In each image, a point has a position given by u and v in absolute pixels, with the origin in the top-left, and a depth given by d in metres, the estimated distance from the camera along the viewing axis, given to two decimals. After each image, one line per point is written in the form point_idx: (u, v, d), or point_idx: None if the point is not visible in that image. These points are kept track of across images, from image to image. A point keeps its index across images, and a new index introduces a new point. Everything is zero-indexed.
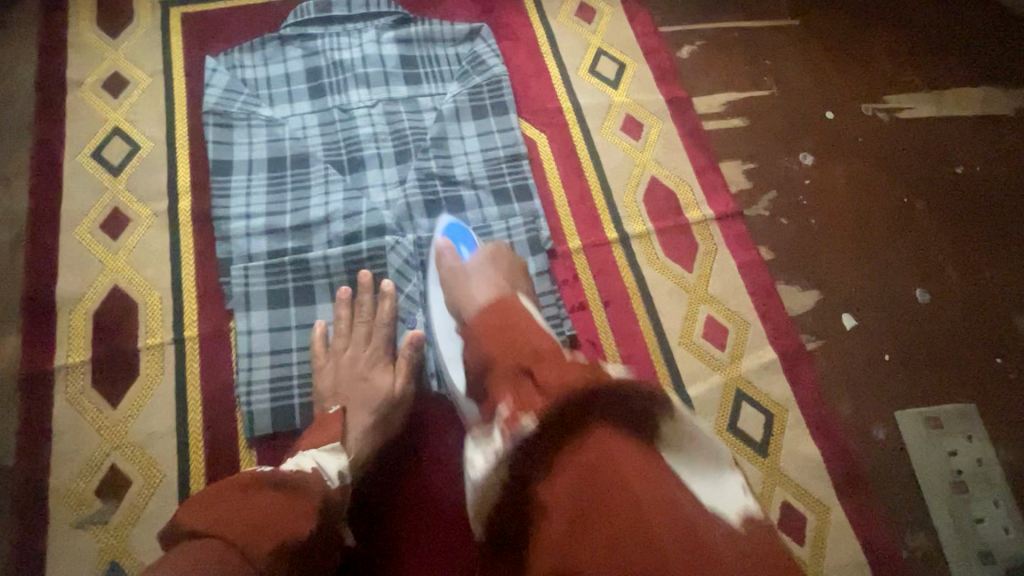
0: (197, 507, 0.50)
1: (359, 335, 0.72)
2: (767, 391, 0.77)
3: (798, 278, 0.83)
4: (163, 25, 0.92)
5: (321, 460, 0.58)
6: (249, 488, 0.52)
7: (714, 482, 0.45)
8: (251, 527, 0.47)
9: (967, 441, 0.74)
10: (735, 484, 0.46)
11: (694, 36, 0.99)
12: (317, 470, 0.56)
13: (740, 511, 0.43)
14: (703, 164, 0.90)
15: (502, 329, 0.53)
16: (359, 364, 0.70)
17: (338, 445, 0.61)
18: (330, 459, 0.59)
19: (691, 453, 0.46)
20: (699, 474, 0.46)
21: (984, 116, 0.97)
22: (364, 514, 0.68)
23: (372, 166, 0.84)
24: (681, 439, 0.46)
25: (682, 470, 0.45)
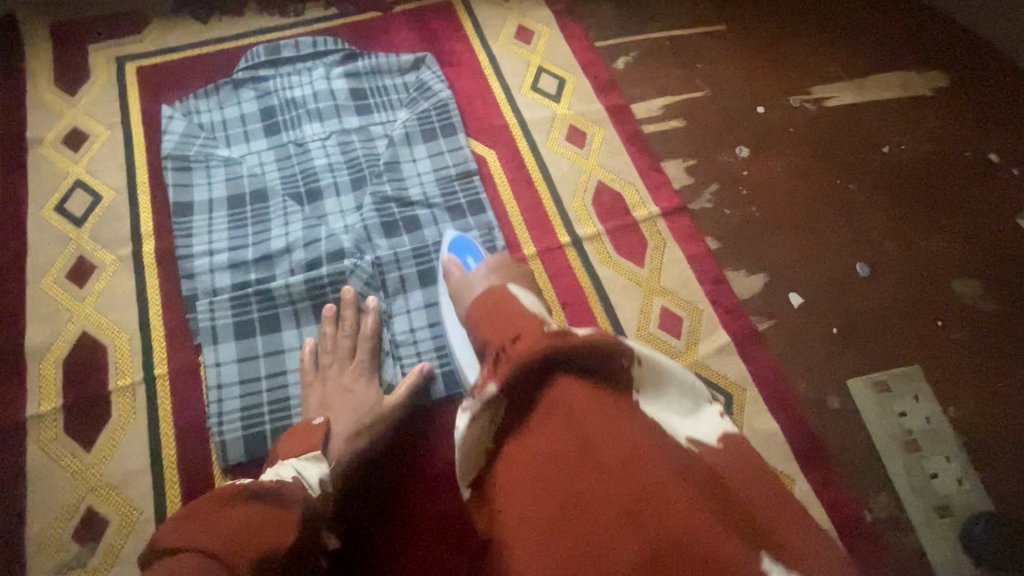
0: (177, 526, 0.49)
1: (343, 350, 0.74)
2: (723, 373, 0.80)
3: (744, 263, 0.87)
4: (119, 80, 0.96)
5: (304, 468, 0.59)
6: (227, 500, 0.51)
7: (688, 411, 0.47)
8: (230, 538, 0.47)
9: (915, 401, 0.78)
10: (710, 412, 0.48)
11: (627, 48, 1.06)
12: (298, 478, 0.57)
13: (715, 437, 0.45)
14: (645, 165, 0.94)
15: (492, 319, 0.50)
16: (344, 378, 0.72)
17: (320, 454, 0.62)
18: (313, 468, 0.60)
19: (665, 388, 0.47)
20: (677, 404, 0.47)
21: (904, 97, 1.04)
22: (367, 502, 0.70)
23: (328, 195, 0.87)
24: (660, 377, 0.47)
25: (659, 403, 0.46)
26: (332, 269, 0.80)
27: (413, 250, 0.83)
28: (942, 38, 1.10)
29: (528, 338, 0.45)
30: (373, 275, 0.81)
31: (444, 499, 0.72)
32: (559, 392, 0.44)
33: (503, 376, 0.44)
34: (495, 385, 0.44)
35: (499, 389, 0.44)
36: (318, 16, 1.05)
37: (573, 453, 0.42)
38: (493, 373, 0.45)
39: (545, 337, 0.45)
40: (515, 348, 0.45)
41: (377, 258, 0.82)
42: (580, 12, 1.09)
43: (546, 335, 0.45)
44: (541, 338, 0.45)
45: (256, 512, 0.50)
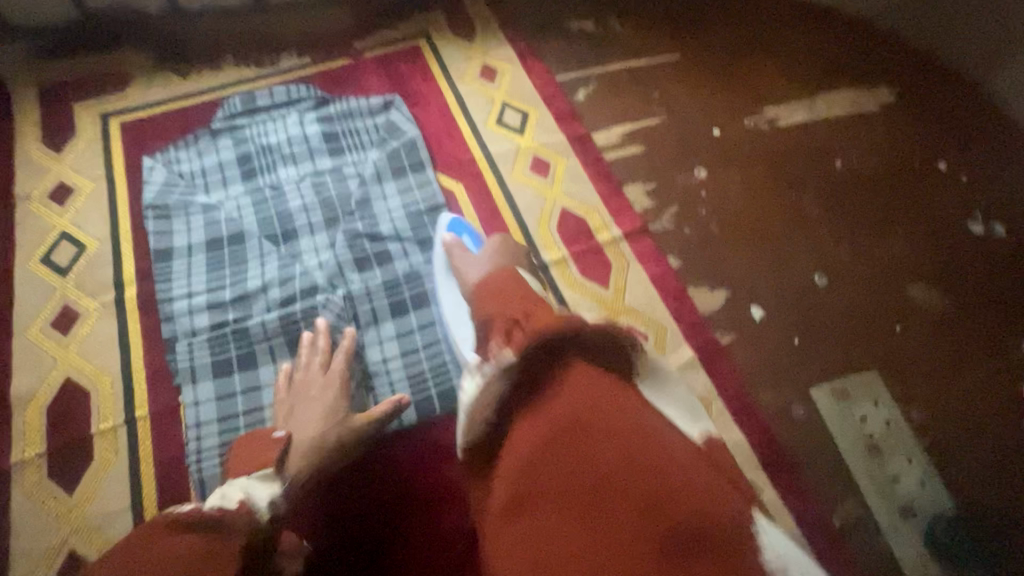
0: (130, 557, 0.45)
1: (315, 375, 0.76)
2: (689, 388, 0.82)
3: (706, 279, 0.91)
4: (104, 135, 1.01)
5: (251, 488, 0.58)
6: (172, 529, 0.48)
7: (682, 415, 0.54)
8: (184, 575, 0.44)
9: (875, 406, 0.80)
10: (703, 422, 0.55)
11: (587, 81, 1.11)
12: (245, 502, 0.55)
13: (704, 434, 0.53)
14: (607, 190, 0.98)
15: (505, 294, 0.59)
16: (315, 403, 0.73)
17: (271, 472, 0.61)
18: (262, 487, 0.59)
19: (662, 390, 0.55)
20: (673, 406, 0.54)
21: (853, 114, 1.08)
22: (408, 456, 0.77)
23: (302, 235, 0.91)
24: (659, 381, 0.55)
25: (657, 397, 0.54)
26: (305, 306, 0.83)
27: (384, 283, 0.87)
28: (889, 55, 1.14)
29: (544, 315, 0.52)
30: (345, 309, 0.84)
31: (423, 530, 0.73)
32: (582, 381, 0.48)
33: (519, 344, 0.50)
34: (511, 352, 0.50)
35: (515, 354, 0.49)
36: (292, 66, 1.11)
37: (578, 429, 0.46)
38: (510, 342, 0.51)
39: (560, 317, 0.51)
40: (533, 319, 0.52)
41: (349, 293, 0.85)
42: (541, 49, 1.14)
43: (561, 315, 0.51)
44: (556, 316, 0.51)
45: (197, 543, 0.47)
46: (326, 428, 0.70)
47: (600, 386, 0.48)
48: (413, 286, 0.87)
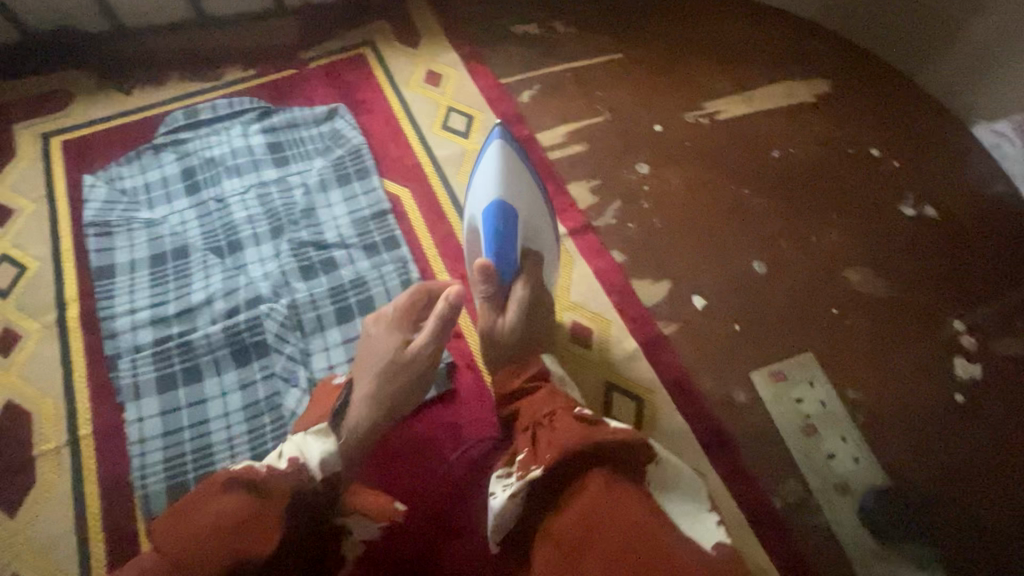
0: (174, 518, 0.52)
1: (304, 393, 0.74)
2: (633, 378, 0.84)
3: (649, 272, 0.92)
4: (44, 155, 1.00)
5: (305, 445, 0.62)
6: (222, 489, 0.54)
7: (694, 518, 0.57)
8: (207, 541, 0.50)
9: (810, 386, 0.82)
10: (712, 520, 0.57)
11: (531, 82, 1.13)
12: (294, 459, 0.60)
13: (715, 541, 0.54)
14: (552, 189, 1.00)
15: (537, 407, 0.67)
16: None
17: (326, 429, 0.64)
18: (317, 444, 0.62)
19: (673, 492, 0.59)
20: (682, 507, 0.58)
21: (790, 106, 1.11)
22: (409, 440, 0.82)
23: (247, 246, 0.91)
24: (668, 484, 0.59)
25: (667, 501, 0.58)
26: (248, 316, 0.83)
27: (329, 291, 0.87)
28: (824, 48, 1.18)
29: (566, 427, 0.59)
30: (289, 317, 0.84)
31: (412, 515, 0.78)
32: (595, 479, 0.54)
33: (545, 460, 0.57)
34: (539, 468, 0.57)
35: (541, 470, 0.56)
36: (237, 78, 1.11)
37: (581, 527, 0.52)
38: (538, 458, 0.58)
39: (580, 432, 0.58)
40: (555, 429, 0.60)
41: (294, 302, 0.85)
42: (486, 53, 1.16)
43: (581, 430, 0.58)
44: (581, 431, 0.57)
45: (234, 505, 0.53)
46: (387, 367, 0.73)
47: (618, 485, 0.54)
48: (359, 292, 0.88)
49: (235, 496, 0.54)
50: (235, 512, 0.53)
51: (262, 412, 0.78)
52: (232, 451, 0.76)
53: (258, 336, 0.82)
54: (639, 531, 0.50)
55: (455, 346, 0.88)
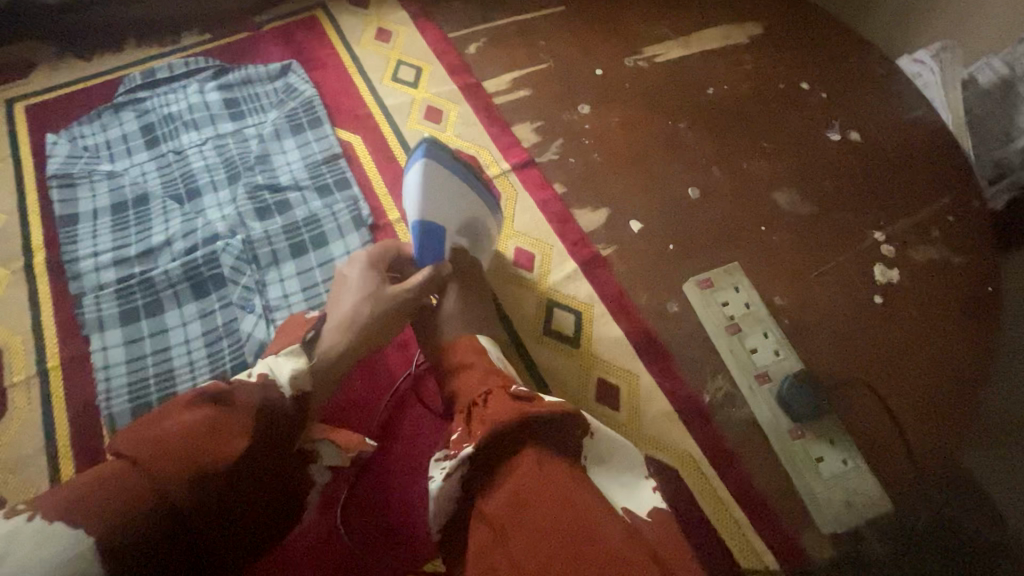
0: (141, 431, 0.54)
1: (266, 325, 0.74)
2: (573, 295, 0.89)
3: (589, 202, 0.98)
4: (9, 119, 1.05)
5: (276, 364, 0.63)
6: (188, 406, 0.56)
7: (630, 487, 0.62)
8: (167, 449, 0.51)
9: (736, 291, 0.88)
10: (646, 490, 0.62)
11: (478, 35, 1.17)
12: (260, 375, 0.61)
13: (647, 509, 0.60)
14: (497, 131, 1.05)
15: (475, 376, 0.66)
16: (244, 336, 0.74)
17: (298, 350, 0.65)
18: (288, 363, 0.63)
19: (612, 467, 0.63)
20: (618, 481, 0.62)
21: (725, 48, 1.17)
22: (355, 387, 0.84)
23: (205, 192, 0.96)
24: (608, 459, 0.63)
25: (606, 477, 0.62)
26: (206, 252, 0.88)
27: (283, 228, 0.92)
28: None
29: (498, 404, 0.59)
30: (245, 253, 0.89)
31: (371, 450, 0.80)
32: (526, 458, 0.54)
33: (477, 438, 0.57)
34: (470, 445, 0.56)
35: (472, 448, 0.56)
36: (194, 43, 1.16)
37: (510, 506, 0.52)
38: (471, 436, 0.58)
39: (512, 408, 0.58)
40: (487, 408, 0.59)
41: (250, 239, 0.90)
42: (433, 10, 1.21)
43: (513, 406, 0.58)
44: (511, 407, 0.57)
45: (198, 418, 0.54)
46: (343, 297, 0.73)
47: (552, 462, 0.54)
48: (312, 228, 0.92)
49: (205, 412, 0.55)
50: (200, 420, 0.54)
51: (220, 338, 0.83)
52: (193, 375, 0.81)
53: (216, 271, 0.87)
54: (565, 506, 0.51)
55: None
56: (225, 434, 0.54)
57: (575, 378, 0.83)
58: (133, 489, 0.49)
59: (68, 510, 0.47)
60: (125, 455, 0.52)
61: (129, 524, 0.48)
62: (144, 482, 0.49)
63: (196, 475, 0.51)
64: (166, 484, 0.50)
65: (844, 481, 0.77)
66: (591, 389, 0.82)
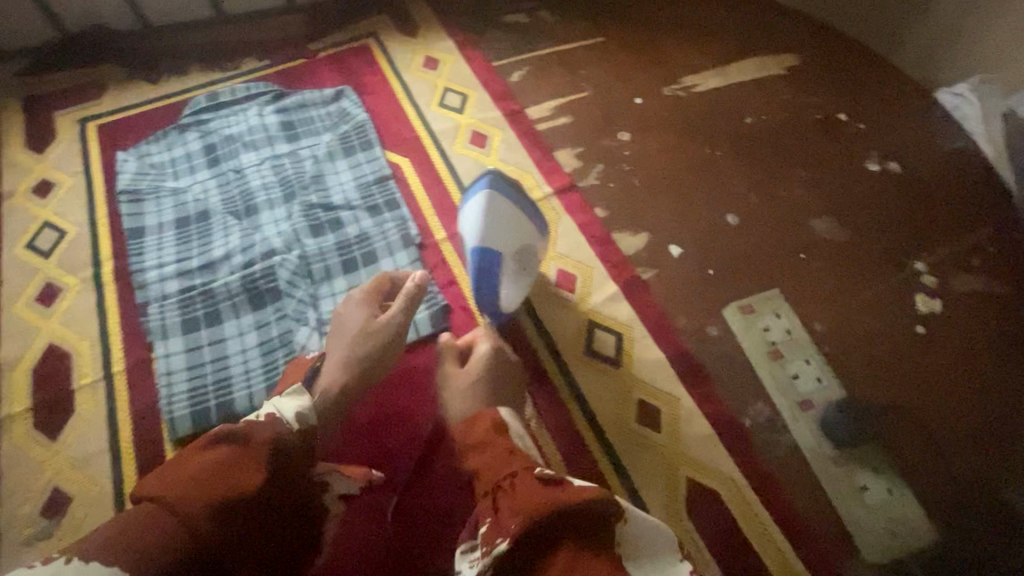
0: (163, 473, 0.55)
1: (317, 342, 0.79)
2: (614, 317, 0.90)
3: (629, 226, 1.00)
4: (82, 137, 1.12)
5: (280, 404, 0.67)
6: (205, 447, 0.57)
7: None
8: (194, 486, 0.53)
9: (776, 317, 0.89)
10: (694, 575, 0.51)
11: (521, 65, 1.22)
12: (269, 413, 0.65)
13: None
14: (539, 155, 1.09)
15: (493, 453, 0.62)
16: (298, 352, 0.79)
17: (299, 390, 0.70)
18: (290, 402, 0.68)
19: (653, 559, 0.53)
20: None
21: (762, 78, 1.19)
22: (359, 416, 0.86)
23: (262, 209, 1.01)
24: (650, 550, 0.53)
25: (648, 572, 0.52)
26: (264, 267, 0.92)
27: (336, 246, 0.96)
28: (794, 26, 1.26)
29: (524, 491, 0.53)
30: (300, 268, 0.93)
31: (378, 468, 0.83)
32: (562, 556, 0.47)
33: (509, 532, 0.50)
34: (504, 541, 0.50)
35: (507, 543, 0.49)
36: (252, 67, 1.22)
37: None
38: (500, 532, 0.51)
39: (540, 496, 0.52)
40: (516, 496, 0.53)
41: (305, 255, 0.95)
42: (478, 41, 1.26)
43: (540, 493, 0.52)
44: (539, 496, 0.52)
45: (219, 455, 0.56)
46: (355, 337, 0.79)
47: (589, 556, 0.46)
48: (363, 246, 0.97)
49: (221, 449, 0.57)
50: (222, 457, 0.56)
51: (276, 349, 0.87)
52: (249, 383, 0.84)
53: (273, 284, 0.91)
54: None
55: (450, 292, 0.95)
56: (245, 465, 0.57)
57: (616, 398, 0.84)
58: (168, 526, 0.50)
59: (100, 552, 0.47)
60: (149, 498, 0.53)
61: (162, 560, 0.48)
62: (176, 520, 0.50)
63: (223, 505, 0.53)
64: (197, 518, 0.51)
65: (886, 509, 0.77)
66: (631, 410, 0.83)
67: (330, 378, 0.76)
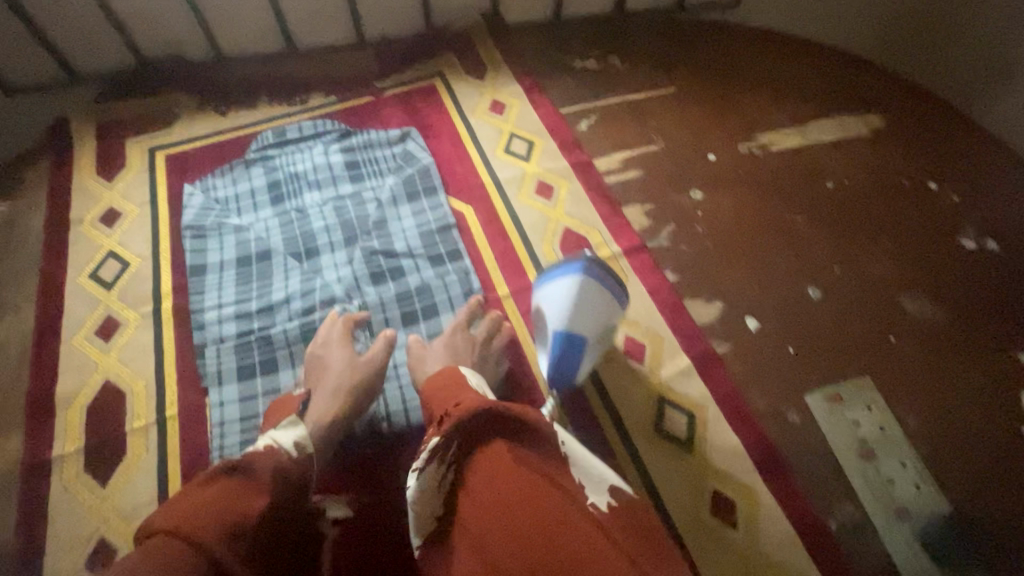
0: (165, 509, 0.53)
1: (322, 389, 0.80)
2: (685, 394, 0.84)
3: (701, 292, 0.94)
4: (151, 165, 1.13)
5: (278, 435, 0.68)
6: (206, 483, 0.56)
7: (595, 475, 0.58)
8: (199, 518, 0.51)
9: (868, 411, 0.82)
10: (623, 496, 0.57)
11: (589, 112, 1.19)
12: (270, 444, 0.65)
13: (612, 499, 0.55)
14: (606, 211, 1.05)
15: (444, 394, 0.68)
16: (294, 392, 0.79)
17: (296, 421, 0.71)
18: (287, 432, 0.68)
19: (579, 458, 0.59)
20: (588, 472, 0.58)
21: (844, 139, 1.14)
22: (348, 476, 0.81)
23: (323, 253, 0.99)
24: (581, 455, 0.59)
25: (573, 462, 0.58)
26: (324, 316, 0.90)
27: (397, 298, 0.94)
28: (878, 85, 1.20)
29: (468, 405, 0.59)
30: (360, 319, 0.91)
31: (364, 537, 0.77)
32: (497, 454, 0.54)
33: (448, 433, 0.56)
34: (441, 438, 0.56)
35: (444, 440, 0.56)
36: (321, 103, 1.22)
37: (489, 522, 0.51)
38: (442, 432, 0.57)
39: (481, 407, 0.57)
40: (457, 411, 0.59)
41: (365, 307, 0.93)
42: (546, 85, 1.24)
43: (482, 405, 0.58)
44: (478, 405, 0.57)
45: (226, 486, 0.56)
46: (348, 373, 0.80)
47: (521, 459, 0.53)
48: (424, 299, 0.94)
49: (228, 481, 0.57)
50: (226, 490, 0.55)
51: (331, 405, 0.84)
52: None
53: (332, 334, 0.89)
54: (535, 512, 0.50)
55: (511, 354, 0.90)
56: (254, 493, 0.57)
57: (688, 487, 0.78)
58: (186, 559, 0.48)
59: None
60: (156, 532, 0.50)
61: None
62: (195, 552, 0.49)
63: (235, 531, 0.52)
64: (211, 545, 0.50)
65: None
66: (705, 502, 0.77)
67: (319, 410, 0.78)
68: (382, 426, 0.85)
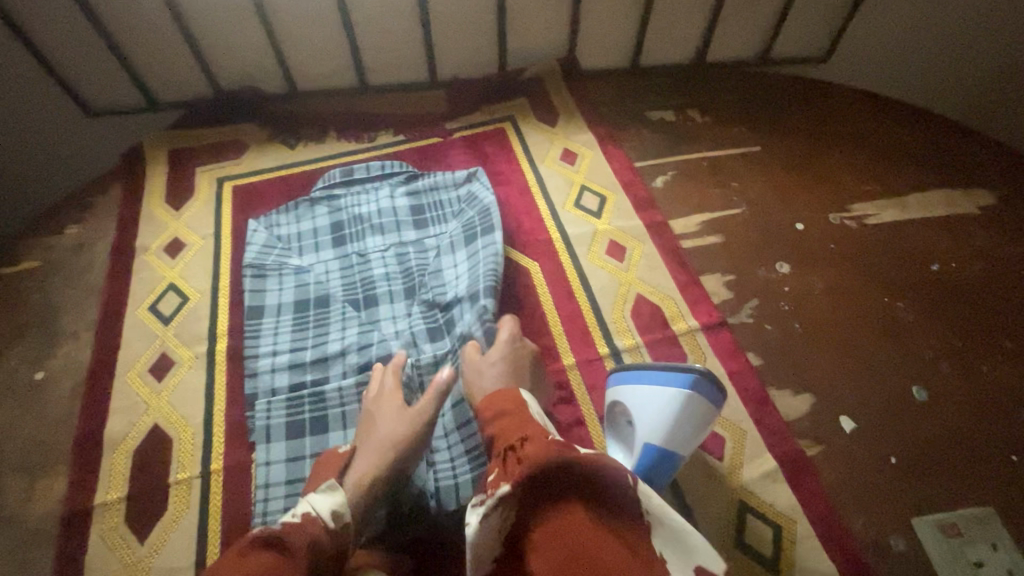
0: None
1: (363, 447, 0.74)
2: (772, 503, 0.76)
3: (788, 382, 0.86)
4: (217, 196, 1.12)
5: (314, 501, 0.62)
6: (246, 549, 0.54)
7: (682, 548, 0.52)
8: None
9: (992, 549, 0.73)
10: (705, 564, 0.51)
11: (666, 168, 1.13)
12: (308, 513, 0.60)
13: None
14: (683, 279, 0.97)
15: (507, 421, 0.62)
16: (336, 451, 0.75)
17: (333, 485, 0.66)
18: (324, 500, 0.63)
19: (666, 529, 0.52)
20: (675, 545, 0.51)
21: (950, 216, 1.03)
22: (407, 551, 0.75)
23: (383, 303, 0.95)
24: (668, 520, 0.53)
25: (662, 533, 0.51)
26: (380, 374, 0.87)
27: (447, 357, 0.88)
28: (988, 157, 1.10)
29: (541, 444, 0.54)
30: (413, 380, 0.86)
31: None
32: (576, 515, 0.48)
33: (518, 477, 0.51)
34: (509, 484, 0.51)
35: (514, 486, 0.50)
36: (388, 142, 1.20)
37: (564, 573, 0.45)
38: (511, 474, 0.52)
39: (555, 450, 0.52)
40: (527, 449, 0.54)
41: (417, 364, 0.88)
42: (621, 136, 1.18)
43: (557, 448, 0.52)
44: (554, 449, 0.52)
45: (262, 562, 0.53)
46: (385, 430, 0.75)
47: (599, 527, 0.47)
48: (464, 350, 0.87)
49: (265, 556, 0.53)
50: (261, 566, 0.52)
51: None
52: None
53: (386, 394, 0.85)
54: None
55: (576, 434, 0.83)
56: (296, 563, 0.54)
57: None
58: None
59: None
60: None
61: None
62: None
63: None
64: None
65: None
66: None
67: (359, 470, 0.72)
68: (429, 502, 0.78)
